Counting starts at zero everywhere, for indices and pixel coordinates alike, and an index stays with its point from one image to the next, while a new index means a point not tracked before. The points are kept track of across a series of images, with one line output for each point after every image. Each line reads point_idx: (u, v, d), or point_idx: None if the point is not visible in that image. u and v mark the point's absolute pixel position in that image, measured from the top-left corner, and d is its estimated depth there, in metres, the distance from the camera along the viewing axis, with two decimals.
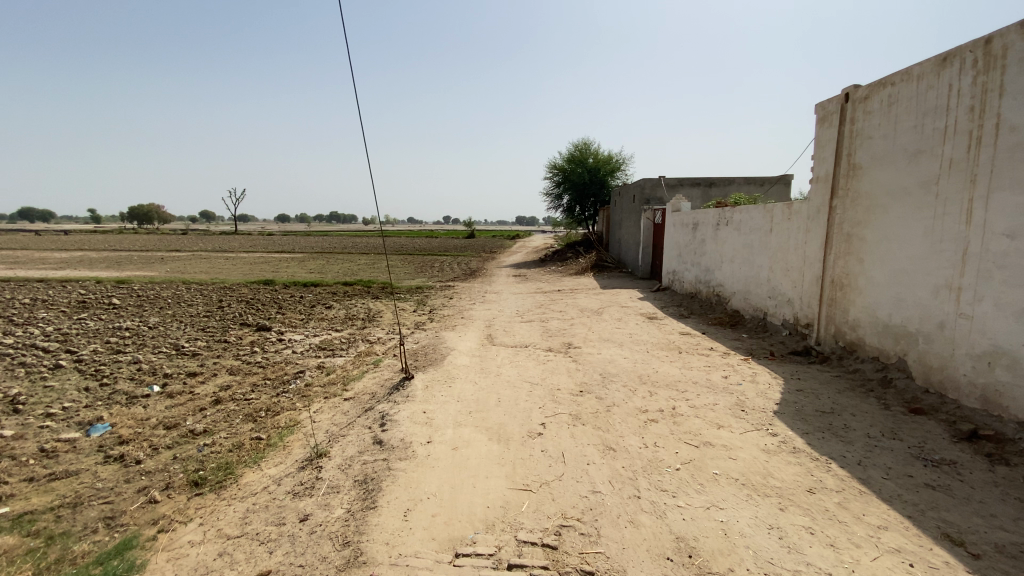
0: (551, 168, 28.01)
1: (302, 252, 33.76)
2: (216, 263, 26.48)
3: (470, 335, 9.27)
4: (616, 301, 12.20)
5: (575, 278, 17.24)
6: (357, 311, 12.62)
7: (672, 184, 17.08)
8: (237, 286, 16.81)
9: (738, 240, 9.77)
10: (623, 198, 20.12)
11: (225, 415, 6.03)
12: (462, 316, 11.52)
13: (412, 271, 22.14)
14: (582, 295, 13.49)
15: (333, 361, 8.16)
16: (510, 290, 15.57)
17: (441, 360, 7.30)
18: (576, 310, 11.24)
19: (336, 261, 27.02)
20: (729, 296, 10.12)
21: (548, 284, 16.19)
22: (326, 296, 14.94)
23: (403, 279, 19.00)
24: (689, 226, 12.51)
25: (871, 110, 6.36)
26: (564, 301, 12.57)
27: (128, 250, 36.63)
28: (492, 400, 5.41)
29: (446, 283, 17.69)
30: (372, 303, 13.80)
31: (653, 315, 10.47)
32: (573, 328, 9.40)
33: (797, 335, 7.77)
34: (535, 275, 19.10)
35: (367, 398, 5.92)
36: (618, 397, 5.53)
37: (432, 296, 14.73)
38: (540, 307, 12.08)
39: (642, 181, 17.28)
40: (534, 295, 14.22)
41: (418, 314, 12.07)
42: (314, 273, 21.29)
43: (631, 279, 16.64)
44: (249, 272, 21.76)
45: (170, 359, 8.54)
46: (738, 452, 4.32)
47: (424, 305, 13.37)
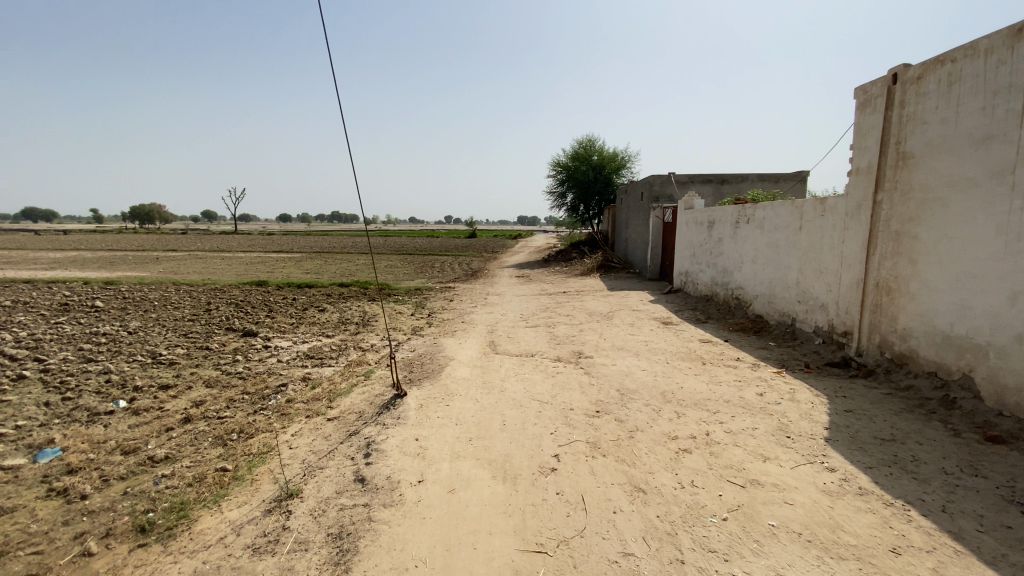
0: (554, 166, 27.25)
1: (300, 252, 33.02)
2: (211, 262, 25.78)
3: (471, 342, 8.54)
4: (626, 304, 11.44)
5: (582, 279, 16.48)
6: (351, 315, 11.87)
7: (683, 181, 16.29)
8: (228, 288, 16.08)
9: (761, 239, 9.00)
10: (631, 196, 19.32)
11: (191, 438, 5.30)
12: (463, 321, 10.77)
13: (411, 271, 21.41)
14: (590, 298, 12.73)
15: (320, 372, 7.42)
16: (513, 291, 14.82)
17: (439, 372, 6.56)
18: (584, 314, 10.50)
19: (334, 262, 26.28)
20: (750, 299, 9.36)
21: (553, 286, 15.44)
22: (320, 298, 14.20)
23: (402, 280, 18.26)
24: (703, 224, 11.74)
25: (926, 92, 5.62)
26: (572, 305, 11.81)
27: (124, 250, 35.98)
28: (496, 423, 4.68)
29: (447, 284, 16.94)
30: (367, 306, 13.05)
31: (668, 320, 9.72)
32: (582, 334, 8.65)
33: (832, 344, 7.01)
34: (539, 276, 18.34)
35: (353, 419, 5.19)
36: (642, 420, 4.78)
37: (431, 299, 13.99)
38: (545, 310, 11.33)
39: (651, 177, 16.49)
40: (539, 298, 13.47)
41: (416, 318, 11.33)
42: (310, 274, 20.56)
43: (639, 280, 15.89)
44: (243, 272, 21.04)
45: (144, 370, 7.81)
46: (793, 495, 3.58)
47: (422, 308, 12.63)
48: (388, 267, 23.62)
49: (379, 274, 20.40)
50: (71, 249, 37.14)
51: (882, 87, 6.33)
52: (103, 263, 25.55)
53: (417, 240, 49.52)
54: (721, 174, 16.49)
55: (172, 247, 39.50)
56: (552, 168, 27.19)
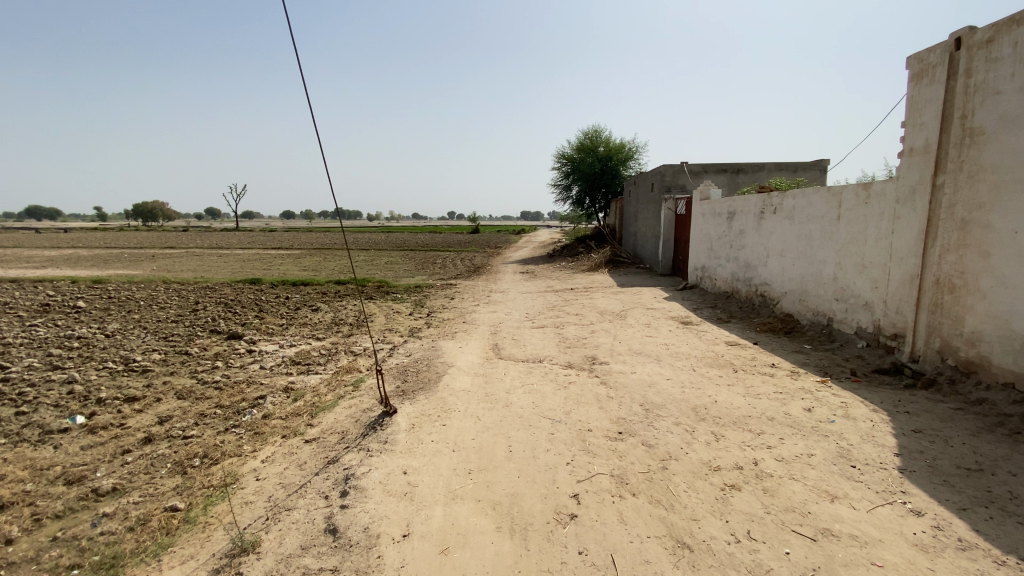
0: (559, 158, 26.41)
1: (300, 249, 32.26)
2: (207, 260, 25.06)
3: (473, 345, 7.80)
4: (640, 302, 10.65)
5: (590, 275, 15.68)
6: (345, 315, 11.12)
7: (696, 171, 15.46)
8: (219, 286, 15.37)
9: (791, 230, 8.19)
10: (640, 187, 18.48)
11: (148, 464, 4.57)
12: (464, 321, 10.02)
13: (411, 268, 20.65)
14: (600, 295, 11.93)
15: (305, 381, 6.69)
16: (518, 289, 14.03)
17: (436, 382, 5.82)
18: (595, 313, 9.71)
19: (334, 258, 25.56)
20: (778, 296, 8.56)
21: (560, 282, 14.66)
22: (315, 297, 13.45)
23: (402, 277, 17.50)
24: (723, 215, 10.92)
25: (999, 56, 4.80)
26: (581, 303, 11.03)
27: (121, 248, 35.42)
28: (502, 448, 3.94)
29: (449, 281, 16.18)
30: (363, 305, 12.29)
31: (687, 320, 8.94)
32: (595, 335, 7.88)
33: (879, 348, 6.22)
34: (544, 271, 17.55)
35: (334, 441, 4.46)
36: (674, 446, 4.02)
37: (432, 297, 13.23)
38: (553, 309, 10.56)
39: (662, 167, 15.65)
40: (545, 295, 12.69)
41: (414, 318, 10.57)
42: (308, 271, 19.83)
43: (650, 276, 15.08)
44: (239, 270, 20.36)
45: (112, 379, 7.09)
46: (878, 551, 2.82)
47: (422, 307, 11.87)
48: (388, 263, 22.86)
49: (379, 271, 19.64)
50: (67, 248, 36.45)
51: (941, 54, 5.50)
52: (97, 262, 24.85)
53: (420, 236, 48.73)
54: (736, 163, 15.66)
55: (171, 245, 38.87)
56: (557, 160, 26.34)
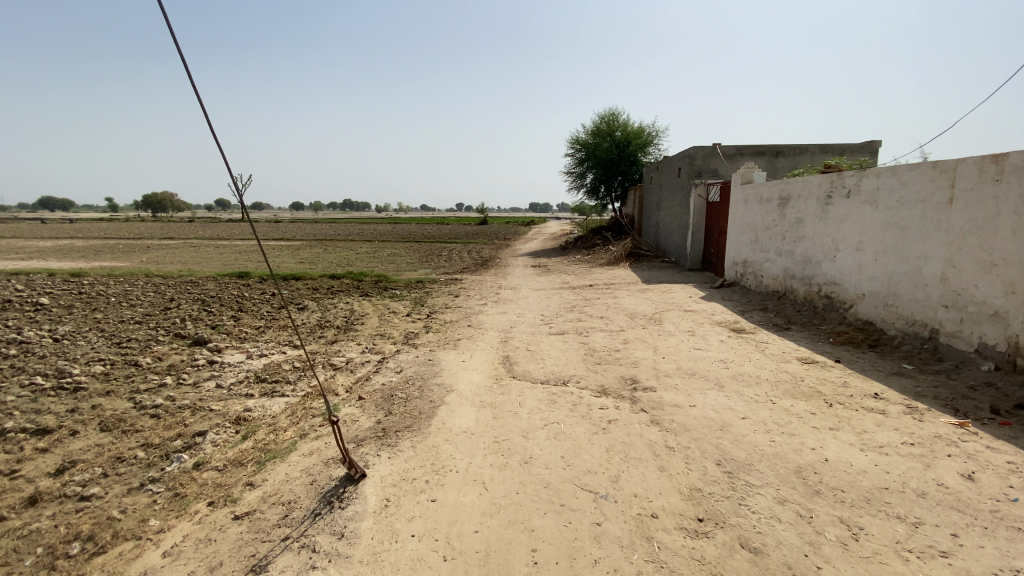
0: (572, 144, 24.73)
1: (301, 240, 30.82)
2: (201, 252, 23.75)
3: (480, 358, 6.32)
4: (676, 303, 9.09)
5: (610, 270, 14.12)
6: (333, 315, 9.69)
7: (730, 153, 13.80)
8: (202, 281, 13.99)
9: (873, 217, 6.61)
10: (664, 173, 16.83)
11: (11, 550, 3.19)
12: (469, 324, 8.55)
13: (414, 261, 19.21)
14: (627, 293, 10.39)
15: (266, 406, 5.26)
16: (530, 285, 12.53)
17: (429, 415, 4.36)
18: (625, 316, 8.19)
19: (333, 251, 24.13)
20: (853, 299, 7.00)
21: (577, 278, 13.12)
22: (304, 294, 12.02)
23: (404, 271, 16.06)
24: (772, 201, 9.31)
25: None
26: (606, 302, 9.50)
27: (118, 239, 34.32)
28: (521, 558, 2.49)
29: (454, 275, 14.71)
30: (357, 304, 10.84)
31: (738, 326, 7.40)
32: (631, 346, 6.37)
33: (1018, 375, 4.67)
34: (558, 265, 16.01)
35: (273, 523, 3.03)
36: (793, 552, 2.56)
37: (434, 294, 11.77)
38: (573, 310, 9.04)
39: (692, 149, 13.99)
40: (562, 293, 11.15)
41: (411, 320, 9.11)
42: (303, 264, 18.46)
43: (677, 271, 13.52)
44: (230, 262, 19.01)
45: (32, 401, 5.72)
46: None
47: (422, 306, 10.40)
48: (391, 256, 21.44)
49: (379, 264, 18.20)
50: (65, 239, 35.34)
51: None
52: (86, 253, 23.56)
53: (427, 228, 47.34)
54: (775, 145, 14.01)
55: (171, 236, 37.65)
56: (570, 146, 24.67)
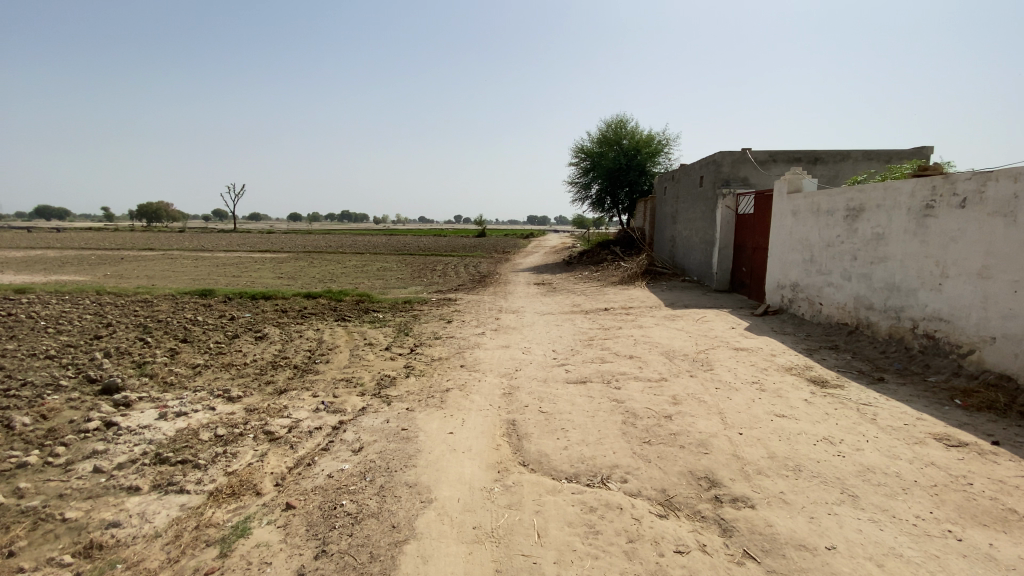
0: (576, 152, 23.06)
1: (290, 253, 28.95)
2: (176, 265, 21.83)
3: (476, 423, 4.54)
4: (720, 338, 7.32)
5: (626, 289, 12.35)
6: (295, 348, 7.84)
7: (761, 159, 12.18)
8: (158, 299, 12.13)
9: (1008, 234, 4.91)
10: (682, 182, 15.17)
11: None
12: (463, 362, 6.74)
13: (406, 277, 17.40)
14: (653, 322, 8.61)
15: (148, 518, 3.47)
16: (535, 308, 10.73)
17: (389, 566, 2.59)
18: (662, 357, 6.40)
19: (320, 264, 22.29)
20: (973, 342, 5.27)
21: (590, 300, 11.34)
22: (268, 318, 10.14)
23: (392, 289, 14.23)
24: (836, 213, 7.61)
25: None
26: (633, 334, 7.73)
27: (94, 248, 32.42)
28: None
29: (447, 294, 12.88)
30: (328, 332, 8.98)
31: (815, 376, 5.65)
32: (686, 409, 4.61)
33: None
34: (565, 284, 14.24)
35: None
36: None
37: (423, 318, 9.96)
38: (592, 345, 7.25)
39: (718, 154, 12.30)
40: (575, 320, 9.38)
41: (390, 355, 7.30)
42: (281, 280, 16.61)
43: (704, 292, 11.81)
44: (202, 277, 17.13)
45: None
46: None
47: (406, 335, 8.57)
48: (379, 270, 19.60)
49: (365, 280, 16.37)
50: (35, 248, 33.20)
51: None
52: (48, 265, 21.59)
53: (422, 239, 45.61)
54: (811, 151, 12.39)
55: (153, 246, 35.72)
56: (574, 154, 22.99)
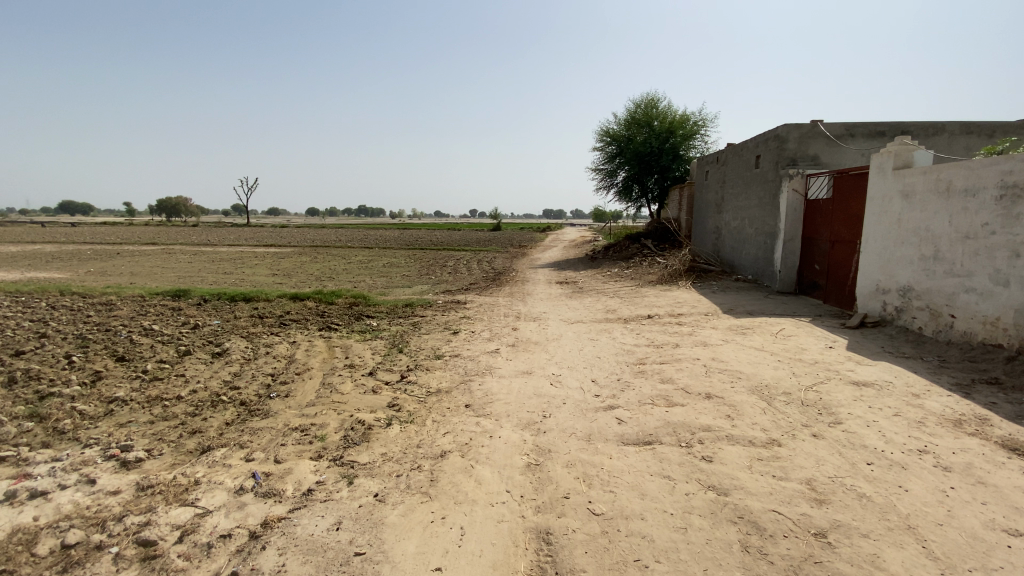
0: (602, 136, 20.94)
1: (294, 248, 27.24)
2: (170, 261, 20.36)
3: (486, 538, 2.68)
4: (822, 366, 5.34)
5: (668, 291, 10.35)
6: (253, 371, 6.03)
7: (834, 133, 10.05)
8: (123, 301, 10.49)
9: None
10: (729, 164, 13.06)
11: None
12: (470, 397, 4.86)
13: (413, 274, 15.59)
14: (719, 338, 6.62)
15: None
16: (561, 314, 8.80)
17: None
18: (753, 400, 4.46)
19: (322, 260, 20.57)
20: None
21: (628, 304, 9.37)
22: (239, 327, 8.37)
23: (394, 289, 12.41)
24: (981, 193, 5.56)
25: None
26: (698, 357, 5.78)
27: (96, 243, 31.34)
28: None
29: (457, 296, 10.99)
30: (304, 347, 7.16)
31: (1008, 439, 3.68)
32: (843, 521, 2.69)
33: None
34: (593, 283, 12.26)
35: None
36: None
37: (424, 328, 8.10)
38: (647, 373, 5.31)
39: (782, 128, 10.17)
40: (615, 331, 7.42)
41: (374, 383, 5.45)
42: (274, 278, 14.91)
43: (765, 295, 9.77)
44: (190, 275, 15.54)
45: None
46: None
47: (399, 351, 6.71)
48: (384, 267, 17.85)
49: (366, 278, 14.59)
50: (36, 243, 32.23)
51: None
52: (38, 261, 20.31)
53: (437, 233, 43.84)
54: (897, 124, 10.21)
55: (159, 239, 34.45)
56: (599, 138, 20.89)
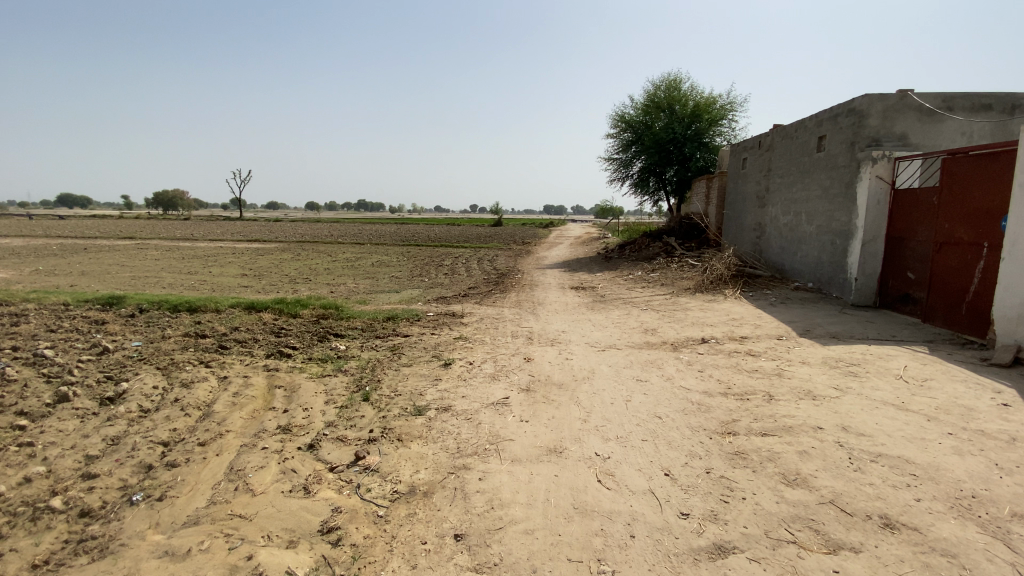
0: (617, 121, 18.86)
1: (277, 243, 25.08)
2: (133, 258, 18.23)
3: None
4: None
5: (715, 302, 8.31)
6: (137, 439, 4.00)
7: (927, 106, 7.97)
8: (37, 312, 8.42)
9: None
10: (778, 149, 10.98)
11: None
12: (465, 512, 2.84)
13: (403, 276, 13.50)
14: (826, 383, 4.59)
15: None
16: (587, 335, 6.76)
17: None
18: (980, 543, 2.45)
19: (305, 257, 18.44)
20: None
21: (670, 321, 7.32)
22: (160, 351, 6.32)
23: (378, 296, 10.37)
24: None
25: None
26: (816, 422, 3.76)
27: (66, 237, 29.13)
28: None
29: (452, 307, 8.92)
30: (234, 387, 5.12)
31: None
32: None
33: None
34: (616, 289, 10.21)
35: None
36: None
37: (405, 354, 6.04)
38: (752, 460, 3.28)
39: (861, 100, 8.10)
40: (667, 365, 5.37)
41: (313, 469, 3.42)
42: (242, 280, 12.84)
43: (841, 309, 7.76)
44: (146, 276, 13.45)
45: None
46: None
47: (365, 396, 4.66)
48: (372, 266, 15.75)
49: (349, 280, 12.51)
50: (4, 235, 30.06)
51: None
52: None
53: (435, 228, 41.74)
54: (1007, 95, 8.10)
55: (139, 234, 32.31)
56: (614, 124, 18.80)
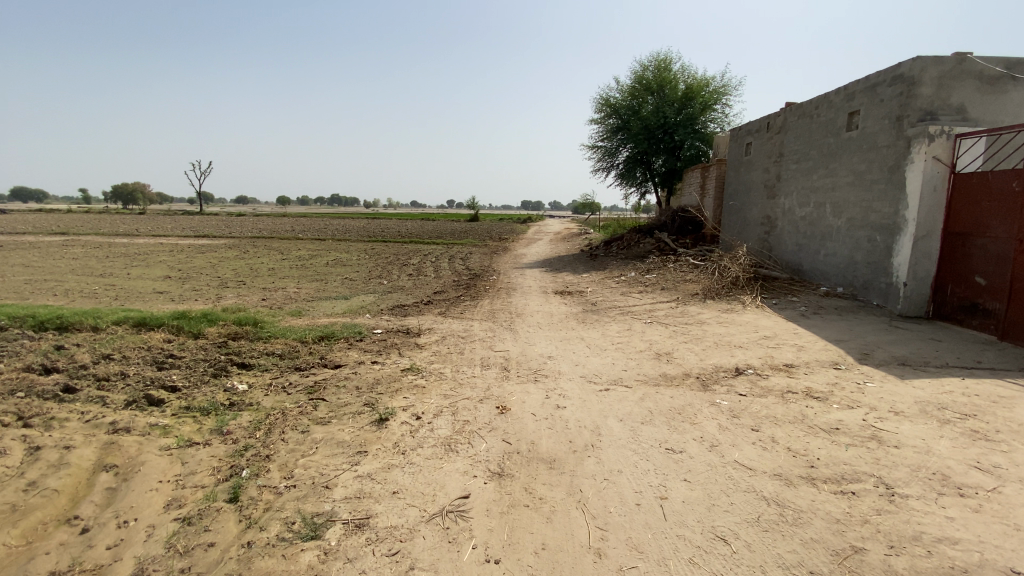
0: (601, 105, 17.23)
1: (226, 239, 22.62)
2: (47, 257, 15.69)
3: None
4: None
5: (734, 313, 6.72)
6: None
7: (990, 72, 6.51)
8: None
9: None
10: (793, 129, 9.47)
11: None
12: None
13: (358, 279, 11.56)
14: (959, 458, 2.99)
15: None
16: (581, 364, 5.04)
17: None
18: None
19: (252, 255, 16.23)
20: None
21: (687, 341, 5.66)
22: None
23: (320, 304, 8.45)
24: None
25: None
26: (1005, 562, 2.13)
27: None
28: None
29: (408, 321, 7.09)
30: (36, 471, 3.24)
31: None
32: None
33: None
34: (609, 295, 8.54)
35: None
36: None
37: (325, 400, 4.20)
38: None
39: (910, 64, 6.61)
40: (701, 417, 3.71)
41: None
42: (161, 283, 10.71)
43: (891, 322, 6.25)
44: (44, 280, 11.15)
45: None
46: None
47: (232, 494, 2.84)
48: (326, 266, 13.73)
49: (290, 284, 10.50)
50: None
51: None
52: None
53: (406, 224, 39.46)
54: None
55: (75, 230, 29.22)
56: (598, 108, 17.16)
